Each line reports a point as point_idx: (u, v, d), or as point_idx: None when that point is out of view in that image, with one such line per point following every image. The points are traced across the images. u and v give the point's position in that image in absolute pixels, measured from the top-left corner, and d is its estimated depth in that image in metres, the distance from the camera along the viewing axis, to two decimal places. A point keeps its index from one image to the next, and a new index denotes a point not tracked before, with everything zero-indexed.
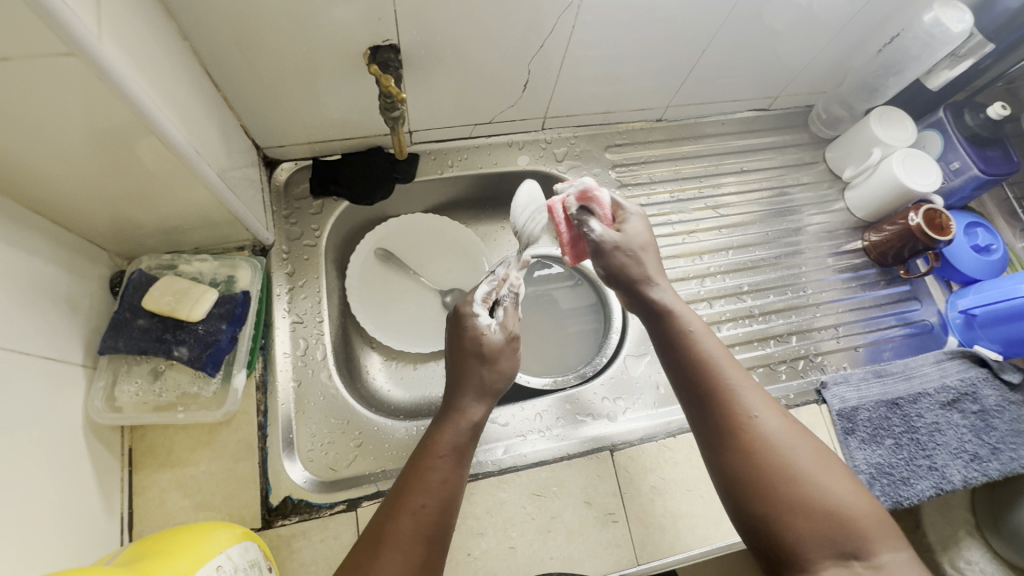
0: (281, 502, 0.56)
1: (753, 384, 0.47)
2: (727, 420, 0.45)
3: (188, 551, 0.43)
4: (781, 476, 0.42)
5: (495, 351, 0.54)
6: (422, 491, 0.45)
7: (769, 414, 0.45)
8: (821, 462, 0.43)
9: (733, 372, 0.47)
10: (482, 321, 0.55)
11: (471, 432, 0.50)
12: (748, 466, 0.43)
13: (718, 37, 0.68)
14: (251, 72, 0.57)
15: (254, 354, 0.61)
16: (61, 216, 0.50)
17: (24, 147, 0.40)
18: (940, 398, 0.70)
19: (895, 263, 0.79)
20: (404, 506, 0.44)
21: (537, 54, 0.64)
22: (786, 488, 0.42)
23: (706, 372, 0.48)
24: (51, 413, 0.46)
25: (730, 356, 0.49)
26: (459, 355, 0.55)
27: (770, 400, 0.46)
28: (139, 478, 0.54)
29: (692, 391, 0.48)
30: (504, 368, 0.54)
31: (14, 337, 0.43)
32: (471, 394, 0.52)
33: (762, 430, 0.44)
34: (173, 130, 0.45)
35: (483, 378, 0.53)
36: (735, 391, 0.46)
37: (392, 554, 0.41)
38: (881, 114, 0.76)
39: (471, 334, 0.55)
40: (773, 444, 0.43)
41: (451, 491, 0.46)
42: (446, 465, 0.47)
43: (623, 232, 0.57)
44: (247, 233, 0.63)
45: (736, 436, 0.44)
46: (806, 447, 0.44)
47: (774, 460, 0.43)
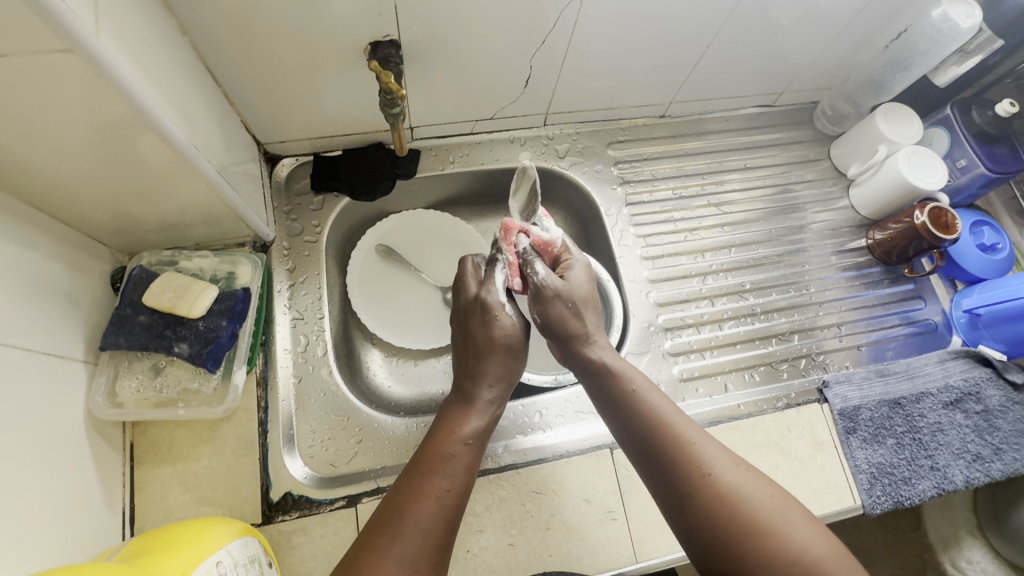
0: (282, 497, 0.56)
1: (704, 433, 0.48)
2: (685, 472, 0.46)
3: (190, 547, 0.43)
4: (746, 524, 0.43)
5: (515, 340, 0.56)
6: (444, 475, 0.47)
7: (725, 464, 0.46)
8: (781, 502, 0.44)
9: (685, 428, 0.48)
10: (507, 310, 0.56)
11: (491, 420, 0.53)
12: (711, 517, 0.44)
13: (722, 33, 0.67)
14: (251, 67, 0.57)
15: (255, 350, 0.61)
16: (62, 213, 0.50)
17: (23, 144, 0.40)
18: (942, 398, 0.69)
19: (899, 262, 0.79)
20: (427, 489, 0.46)
21: (539, 49, 0.63)
22: (750, 535, 0.42)
23: (657, 430, 0.48)
24: (52, 408, 0.46)
25: (677, 410, 0.50)
26: (478, 343, 0.55)
27: (723, 450, 0.47)
28: (140, 473, 0.54)
29: (645, 448, 0.48)
30: (522, 358, 0.57)
31: (15, 333, 0.43)
32: (495, 383, 0.54)
33: (720, 484, 0.45)
34: (172, 126, 0.45)
35: (506, 364, 0.55)
36: (689, 446, 0.47)
37: (412, 534, 0.43)
38: (887, 110, 0.76)
39: (492, 325, 0.55)
40: (732, 495, 0.44)
41: (469, 477, 0.48)
42: (467, 449, 0.49)
43: (567, 280, 0.57)
44: (248, 230, 0.63)
45: (696, 488, 0.45)
46: (764, 491, 0.45)
47: (736, 509, 0.43)
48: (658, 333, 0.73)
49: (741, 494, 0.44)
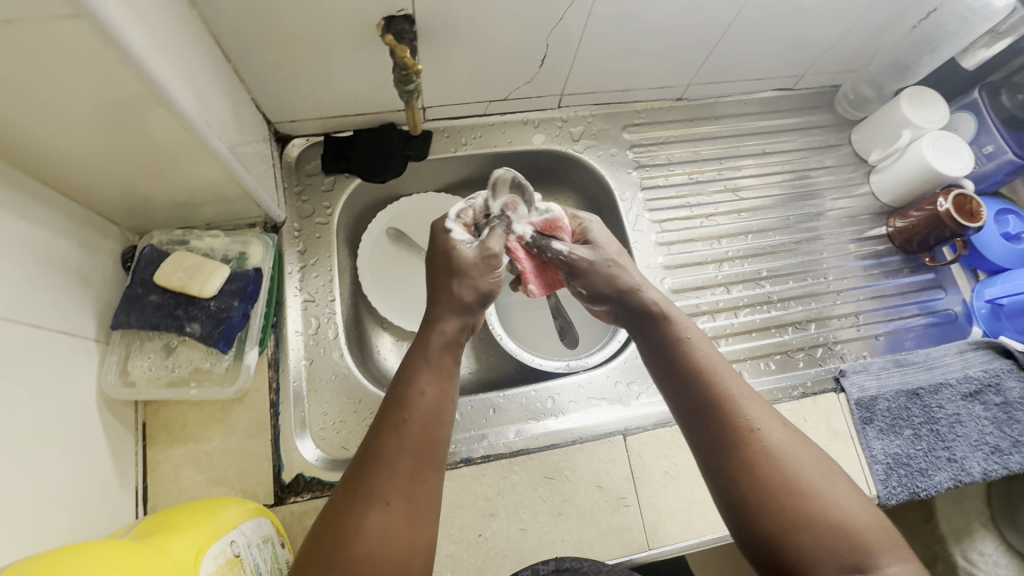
0: (294, 479, 0.56)
1: (753, 392, 0.45)
2: (726, 424, 0.43)
3: (204, 527, 0.43)
4: (786, 488, 0.40)
5: (465, 261, 0.51)
6: (401, 407, 0.43)
7: (771, 423, 0.43)
8: (824, 468, 0.42)
9: (732, 382, 0.45)
10: (456, 236, 0.53)
11: (454, 345, 0.48)
12: (749, 478, 0.41)
13: (745, 10, 0.64)
14: (262, 42, 0.55)
15: (266, 331, 0.60)
16: (71, 189, 0.49)
17: (33, 117, 0.39)
18: (962, 389, 0.68)
19: (921, 250, 0.77)
20: (389, 422, 0.42)
21: (556, 27, 0.61)
22: (785, 495, 0.40)
23: (701, 380, 0.46)
24: (64, 387, 0.46)
25: (727, 364, 0.47)
26: (432, 271, 0.53)
27: (770, 410, 0.44)
28: (153, 452, 0.54)
29: (687, 396, 0.46)
30: (474, 281, 0.50)
31: (26, 309, 0.43)
32: (446, 304, 0.49)
33: (763, 439, 0.42)
34: (182, 100, 0.43)
35: (455, 291, 0.50)
36: (733, 403, 0.44)
37: (382, 473, 0.40)
38: (912, 94, 0.73)
39: (442, 251, 0.52)
40: (773, 454, 0.41)
41: (433, 405, 0.44)
42: (430, 380, 0.45)
43: (592, 244, 0.56)
44: (258, 210, 0.62)
45: (739, 443, 0.42)
46: (807, 457, 0.42)
47: (774, 468, 0.41)
48: None
49: (782, 452, 0.42)
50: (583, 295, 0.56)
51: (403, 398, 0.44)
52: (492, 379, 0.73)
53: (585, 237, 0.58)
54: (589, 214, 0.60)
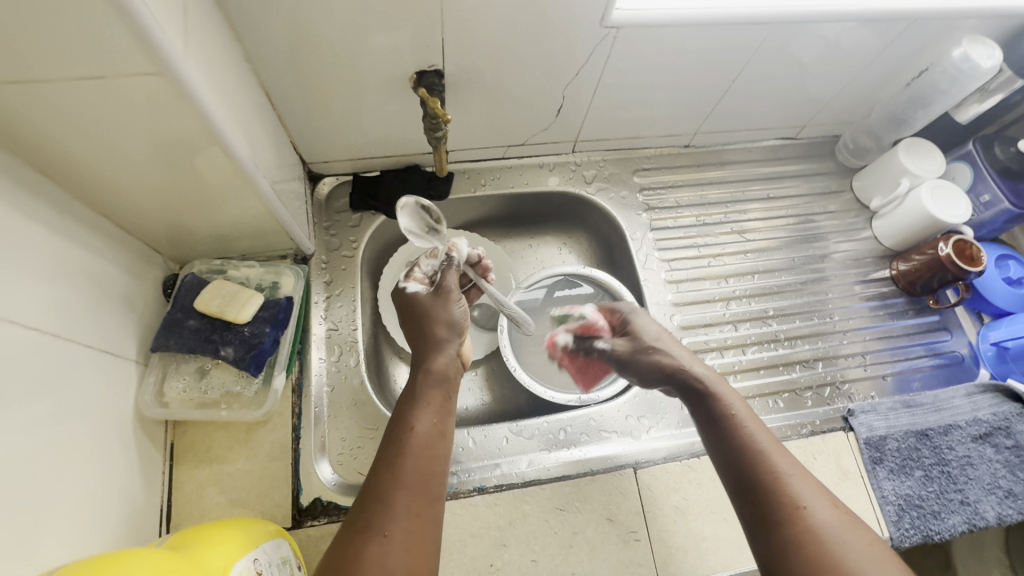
0: (312, 502, 0.58)
1: (805, 473, 0.46)
2: (772, 497, 0.44)
3: (228, 542, 0.45)
4: (834, 569, 0.39)
5: (427, 303, 0.57)
6: (392, 443, 0.46)
7: (818, 502, 0.43)
8: (872, 543, 0.41)
9: (781, 460, 0.46)
10: (411, 289, 0.57)
11: (432, 377, 0.52)
12: (794, 553, 0.41)
13: (749, 67, 0.70)
14: (304, 92, 0.61)
15: (292, 358, 0.63)
16: (125, 222, 0.53)
17: (103, 155, 0.44)
18: (971, 431, 0.69)
19: (924, 293, 0.79)
20: (385, 460, 0.45)
21: (572, 81, 0.66)
22: (829, 570, 0.39)
23: (748, 455, 0.47)
24: (105, 405, 0.48)
25: (777, 444, 0.48)
26: (405, 320, 0.58)
27: (820, 488, 0.45)
28: (178, 472, 0.56)
29: (733, 468, 0.48)
30: (443, 316, 0.56)
31: (78, 331, 0.46)
32: (422, 346, 0.55)
33: (806, 511, 0.43)
34: (235, 144, 0.48)
35: (430, 331, 0.55)
36: (781, 480, 0.45)
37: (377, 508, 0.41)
38: (909, 145, 0.77)
39: (405, 300, 0.58)
40: (818, 530, 0.41)
41: (430, 444, 0.46)
42: (422, 416, 0.48)
43: (631, 334, 0.61)
44: (291, 243, 0.66)
45: (783, 518, 0.43)
46: (859, 537, 0.41)
47: (818, 543, 0.41)
48: None
49: (830, 527, 0.41)
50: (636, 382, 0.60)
51: (394, 435, 0.47)
52: (505, 411, 0.75)
53: (626, 327, 0.63)
54: (626, 305, 0.65)
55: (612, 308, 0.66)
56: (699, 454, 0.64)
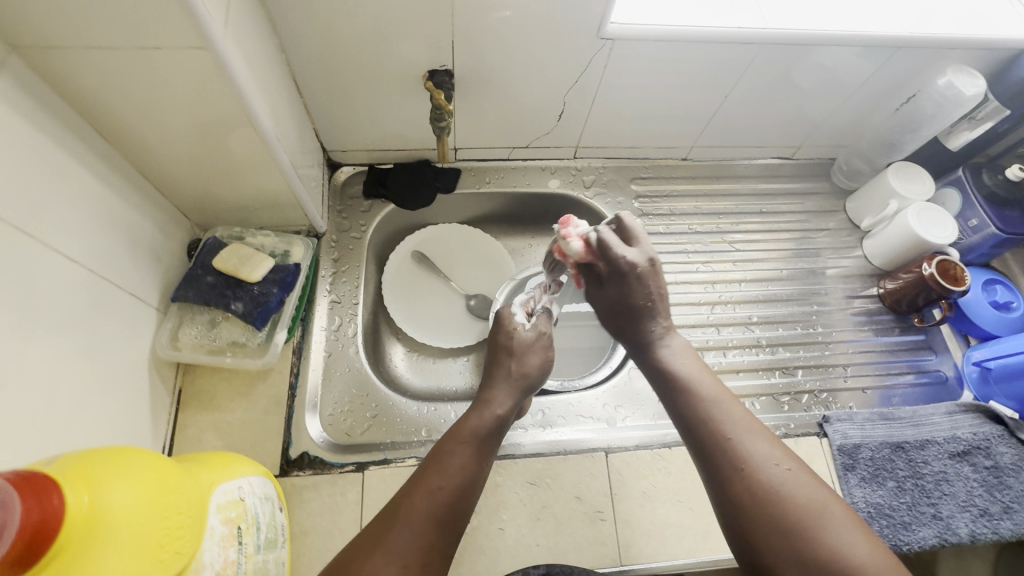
0: (299, 455, 0.62)
1: (753, 427, 0.50)
2: (724, 461, 0.48)
3: (222, 465, 0.49)
4: (785, 523, 0.44)
5: (524, 343, 0.64)
6: (439, 474, 0.50)
7: (767, 459, 0.47)
8: (825, 506, 0.45)
9: (731, 418, 0.50)
10: (517, 319, 0.66)
11: (490, 421, 0.57)
12: (750, 513, 0.45)
13: (740, 85, 0.75)
14: (329, 84, 0.68)
15: (295, 322, 0.68)
16: (162, 184, 0.60)
17: (149, 118, 0.51)
18: (949, 448, 0.69)
19: (910, 311, 0.81)
20: (425, 485, 0.49)
21: (572, 87, 0.72)
22: (779, 523, 0.44)
23: (703, 422, 0.51)
24: (126, 342, 0.54)
25: (728, 397, 0.52)
26: (493, 346, 0.65)
27: (773, 449, 0.48)
28: (183, 416, 0.61)
29: (697, 444, 0.50)
30: (529, 363, 0.63)
31: (111, 272, 0.52)
32: (500, 386, 0.61)
33: (762, 479, 0.46)
34: (262, 119, 0.54)
35: (511, 372, 0.62)
36: (731, 441, 0.49)
37: (401, 529, 0.46)
38: (899, 168, 0.80)
39: (505, 330, 0.65)
40: (767, 486, 0.46)
41: (465, 474, 0.51)
42: (465, 453, 0.53)
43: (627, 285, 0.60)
44: (305, 219, 0.72)
45: (736, 481, 0.47)
46: (804, 486, 0.46)
47: (769, 499, 0.45)
48: None
49: (787, 492, 0.45)
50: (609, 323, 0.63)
51: (438, 465, 0.52)
52: None
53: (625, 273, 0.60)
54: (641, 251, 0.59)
55: (609, 249, 0.58)
56: (670, 444, 0.66)
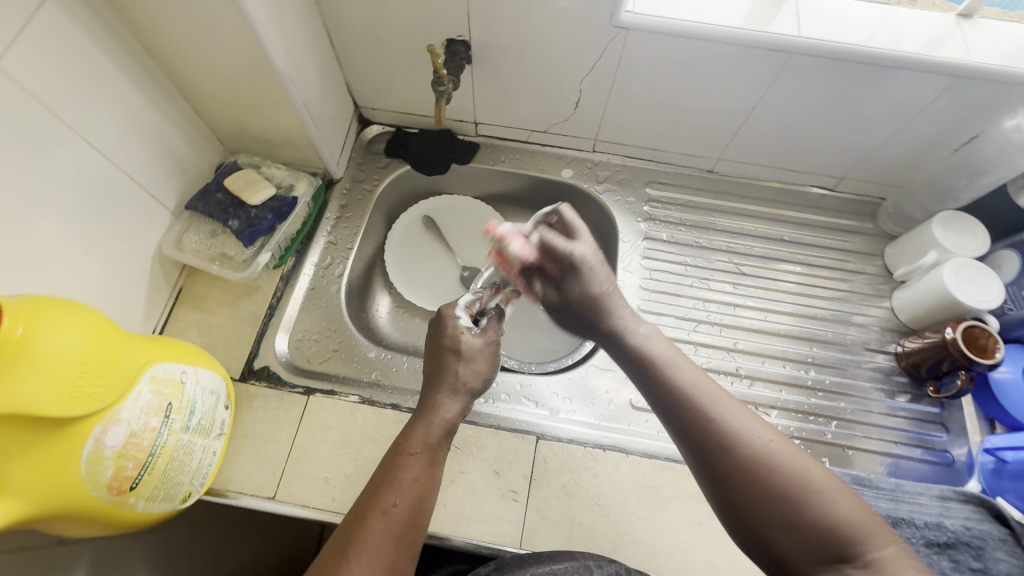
0: (261, 368, 0.68)
1: (728, 397, 0.47)
2: (702, 434, 0.46)
3: (175, 349, 0.55)
4: (769, 491, 0.42)
5: (471, 347, 0.58)
6: (393, 490, 0.48)
7: (746, 428, 0.45)
8: (815, 471, 0.42)
9: (706, 390, 0.48)
10: (462, 322, 0.60)
11: (443, 431, 0.54)
12: (734, 487, 0.43)
13: (769, 93, 0.70)
14: (360, 43, 0.73)
15: (288, 252, 0.75)
16: (199, 106, 0.68)
17: (182, 42, 0.58)
18: (926, 535, 0.60)
19: (927, 378, 0.71)
20: (376, 506, 0.46)
21: (588, 75, 0.72)
22: (764, 491, 0.42)
23: (677, 394, 0.49)
24: (135, 232, 0.63)
25: (699, 370, 0.50)
26: (435, 348, 0.59)
27: (751, 416, 0.46)
28: (176, 310, 0.70)
29: (675, 424, 0.48)
30: (479, 368, 0.58)
31: (133, 169, 0.61)
32: (445, 391, 0.56)
33: (744, 450, 0.44)
34: (275, 57, 0.60)
35: (457, 377, 0.57)
36: (709, 412, 0.46)
37: (361, 556, 0.43)
38: (948, 217, 0.71)
39: (448, 333, 0.59)
40: (749, 455, 0.43)
41: (421, 488, 0.49)
42: (418, 466, 0.50)
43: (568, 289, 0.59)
44: (320, 162, 0.78)
45: (718, 455, 0.44)
46: (787, 451, 0.43)
47: (751, 469, 0.43)
48: None
49: (769, 459, 0.43)
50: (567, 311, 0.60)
51: (391, 482, 0.48)
52: None
53: (561, 282, 0.59)
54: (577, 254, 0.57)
55: (555, 253, 0.58)
56: (605, 447, 0.65)
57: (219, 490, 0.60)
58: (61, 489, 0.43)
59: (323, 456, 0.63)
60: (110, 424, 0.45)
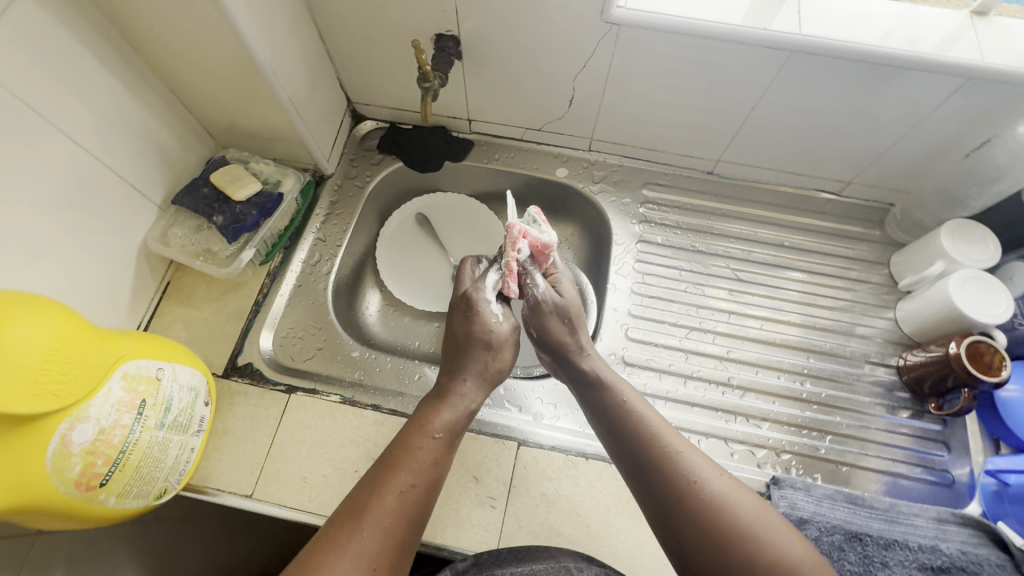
0: (244, 364, 0.68)
1: (689, 445, 0.52)
2: (670, 480, 0.50)
3: (151, 345, 0.55)
4: (728, 534, 0.46)
5: (500, 338, 0.60)
6: (410, 470, 0.49)
7: (706, 474, 0.50)
8: (765, 513, 0.48)
9: (669, 439, 0.52)
10: (492, 309, 0.61)
11: (465, 417, 0.56)
12: (695, 531, 0.47)
13: (770, 92, 0.67)
14: (350, 37, 0.72)
15: (275, 248, 0.74)
16: (186, 99, 0.68)
17: (163, 35, 0.58)
18: (921, 558, 0.58)
19: (930, 393, 0.69)
20: (393, 483, 0.48)
21: (581, 72, 0.70)
22: (720, 532, 0.46)
23: (643, 442, 0.52)
24: (119, 225, 0.63)
25: (662, 420, 0.55)
26: (460, 335, 0.60)
27: (708, 460, 0.51)
28: (163, 304, 0.70)
29: (638, 470, 0.52)
30: (505, 358, 0.60)
31: (117, 162, 0.61)
32: (470, 378, 0.58)
33: (708, 494, 0.48)
34: (257, 51, 0.59)
35: (487, 367, 0.59)
36: (675, 460, 0.51)
37: (372, 530, 0.45)
38: (958, 226, 0.68)
39: (478, 319, 0.59)
40: (708, 499, 0.48)
41: (438, 472, 0.51)
42: (437, 446, 0.52)
43: (562, 294, 0.65)
44: (310, 158, 0.78)
45: (683, 501, 0.48)
46: (741, 496, 0.49)
47: (709, 512, 0.47)
48: (617, 364, 0.71)
49: (725, 502, 0.48)
50: (533, 335, 0.63)
51: (410, 460, 0.50)
52: None
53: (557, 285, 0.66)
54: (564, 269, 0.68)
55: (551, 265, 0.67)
56: (588, 456, 0.63)
57: (197, 486, 0.60)
58: (26, 485, 0.43)
59: (301, 456, 0.63)
60: (77, 421, 0.45)
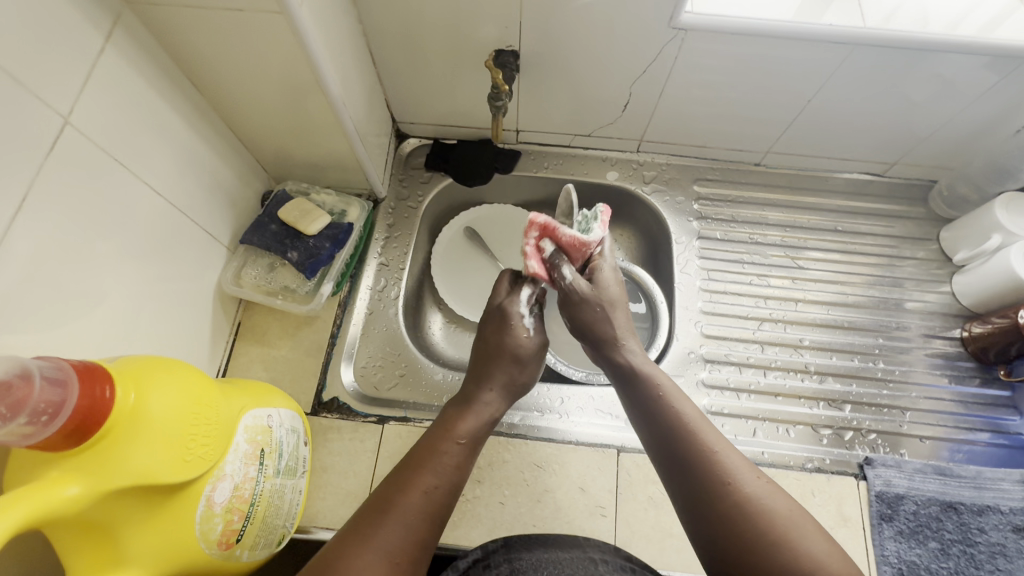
0: (330, 400, 0.67)
1: (728, 444, 0.50)
2: (702, 474, 0.48)
3: (258, 392, 0.53)
4: (762, 533, 0.44)
5: (519, 347, 0.57)
6: (435, 472, 0.48)
7: (744, 474, 0.48)
8: (804, 519, 0.45)
9: (708, 434, 0.50)
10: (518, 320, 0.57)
11: (487, 425, 0.54)
12: (726, 526, 0.45)
13: (828, 86, 0.68)
14: (402, 59, 0.71)
15: (343, 278, 0.73)
16: (244, 135, 0.66)
17: (234, 75, 0.56)
18: (1013, 520, 0.62)
19: (997, 361, 0.72)
20: (417, 483, 0.47)
21: (641, 77, 0.70)
22: (752, 530, 0.45)
23: (679, 432, 0.51)
24: (196, 271, 0.61)
25: (701, 417, 0.52)
26: (487, 342, 0.57)
27: (747, 463, 0.49)
28: (238, 345, 0.69)
29: (671, 458, 0.50)
30: (530, 373, 0.58)
31: (191, 208, 0.59)
32: (497, 389, 0.56)
33: (741, 494, 0.46)
34: (331, 86, 0.58)
35: (513, 378, 0.57)
36: (711, 454, 0.49)
37: (395, 526, 0.44)
38: (1010, 201, 0.71)
39: (507, 333, 0.57)
40: (743, 496, 0.46)
41: (459, 477, 0.50)
42: (459, 452, 0.51)
43: (598, 282, 0.60)
44: (366, 183, 0.77)
45: (717, 493, 0.47)
46: (780, 503, 0.46)
47: (743, 508, 0.46)
48: (696, 362, 0.73)
49: (763, 503, 0.46)
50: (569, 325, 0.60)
51: (429, 461, 0.49)
52: None
53: (595, 275, 0.61)
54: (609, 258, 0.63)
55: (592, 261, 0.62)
56: None
57: (306, 527, 0.60)
58: (176, 551, 0.42)
59: None
60: (217, 481, 0.44)
